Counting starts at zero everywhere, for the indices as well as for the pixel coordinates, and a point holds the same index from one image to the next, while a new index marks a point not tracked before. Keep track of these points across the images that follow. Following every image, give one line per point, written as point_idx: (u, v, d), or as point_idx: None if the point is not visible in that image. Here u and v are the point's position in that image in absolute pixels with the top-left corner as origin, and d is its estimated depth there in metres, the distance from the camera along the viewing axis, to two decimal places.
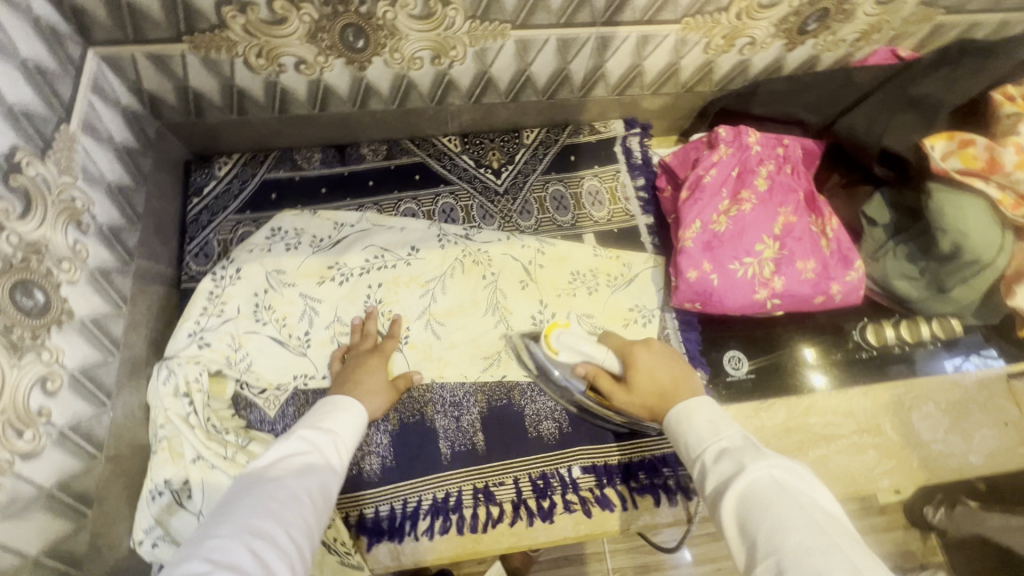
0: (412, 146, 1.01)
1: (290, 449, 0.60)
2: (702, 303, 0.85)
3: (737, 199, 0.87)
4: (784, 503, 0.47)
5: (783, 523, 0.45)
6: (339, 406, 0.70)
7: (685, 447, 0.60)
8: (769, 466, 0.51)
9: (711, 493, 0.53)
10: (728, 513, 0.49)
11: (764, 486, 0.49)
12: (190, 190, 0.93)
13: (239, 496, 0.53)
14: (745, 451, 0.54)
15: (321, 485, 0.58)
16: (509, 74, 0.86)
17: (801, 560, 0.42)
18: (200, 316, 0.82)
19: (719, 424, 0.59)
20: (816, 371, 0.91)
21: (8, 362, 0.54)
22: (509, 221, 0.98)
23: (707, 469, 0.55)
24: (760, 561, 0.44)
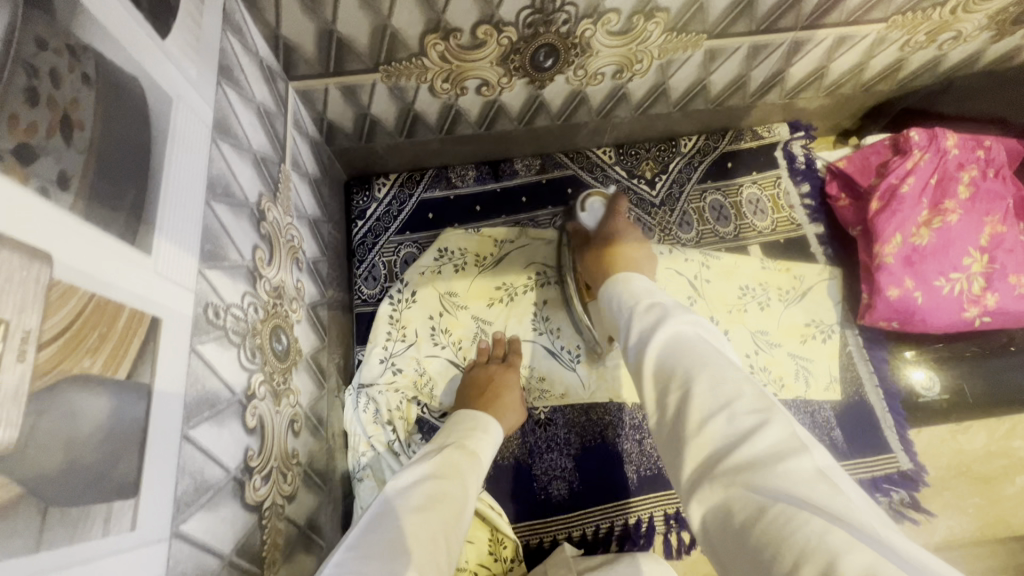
0: (564, 158, 0.98)
1: (430, 474, 0.58)
2: (899, 322, 0.80)
3: (939, 209, 0.80)
4: (708, 350, 0.50)
5: (698, 364, 0.48)
6: (479, 426, 0.68)
7: (614, 313, 0.63)
8: (686, 317, 0.55)
9: (635, 341, 0.56)
10: (647, 360, 0.52)
11: (682, 334, 0.53)
12: (354, 212, 0.93)
13: (380, 530, 0.51)
14: (669, 310, 0.57)
15: (452, 521, 0.54)
16: (685, 83, 0.82)
17: (712, 386, 0.46)
18: (385, 342, 0.82)
19: (644, 289, 0.63)
20: (915, 367, 0.86)
21: (274, 408, 0.55)
22: (668, 233, 0.95)
23: (631, 321, 0.58)
24: (672, 390, 0.48)
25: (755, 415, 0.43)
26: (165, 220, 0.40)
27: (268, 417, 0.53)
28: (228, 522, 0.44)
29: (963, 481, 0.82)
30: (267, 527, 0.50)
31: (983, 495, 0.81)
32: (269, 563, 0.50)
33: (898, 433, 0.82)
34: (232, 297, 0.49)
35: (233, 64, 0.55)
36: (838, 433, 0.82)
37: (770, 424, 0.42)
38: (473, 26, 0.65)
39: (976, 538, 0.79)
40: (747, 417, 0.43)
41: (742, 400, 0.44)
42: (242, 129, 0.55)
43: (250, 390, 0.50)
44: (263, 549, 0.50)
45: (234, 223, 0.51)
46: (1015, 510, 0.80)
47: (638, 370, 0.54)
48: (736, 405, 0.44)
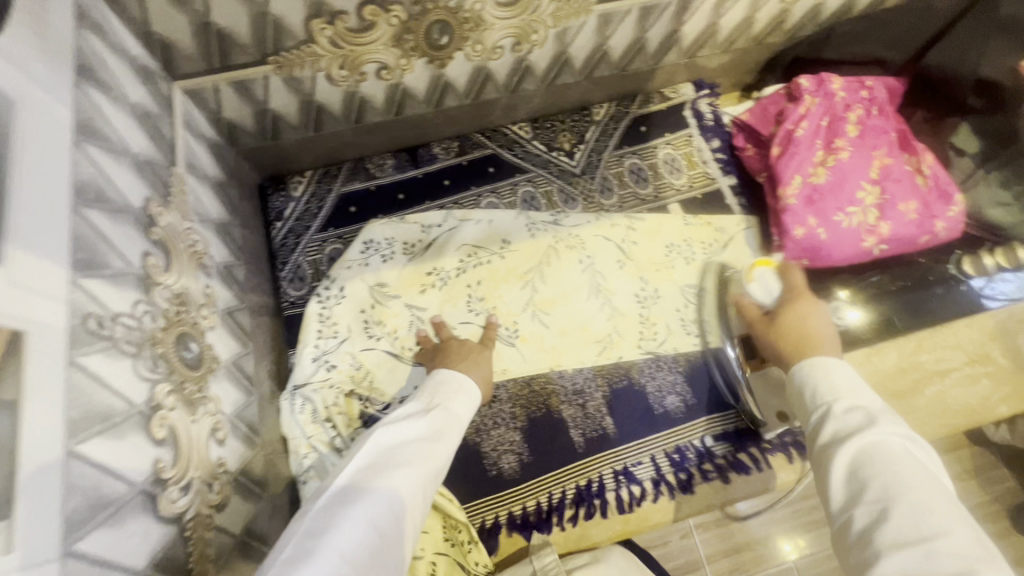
0: (483, 138, 0.98)
1: (419, 432, 0.59)
2: (809, 259, 0.85)
3: (832, 148, 0.85)
4: (906, 468, 0.47)
5: (898, 481, 0.46)
6: (462, 390, 0.69)
7: (800, 394, 0.60)
8: (901, 430, 0.51)
9: (825, 438, 0.53)
10: (838, 457, 0.50)
11: (885, 444, 0.49)
12: (271, 214, 0.90)
13: (368, 473, 0.52)
14: (875, 411, 0.53)
15: (435, 477, 0.57)
16: (586, 51, 0.83)
17: (913, 515, 0.43)
18: (316, 340, 0.80)
19: (845, 376, 0.58)
20: (851, 308, 0.93)
21: (189, 418, 0.52)
22: (591, 201, 0.97)
23: (827, 416, 0.55)
24: (862, 506, 0.46)
25: (961, 559, 0.40)
26: (18, 229, 0.37)
27: (182, 426, 0.51)
28: (139, 536, 0.42)
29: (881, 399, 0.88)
30: (191, 539, 0.49)
31: (899, 409, 0.87)
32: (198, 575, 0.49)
33: None
34: (121, 306, 0.46)
35: (97, 63, 0.52)
36: None
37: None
38: (358, 7, 0.64)
39: None
40: (952, 559, 0.40)
41: (946, 538, 0.41)
42: (116, 131, 0.52)
43: (155, 400, 0.48)
44: (189, 561, 0.48)
45: (114, 230, 0.48)
46: (927, 419, 0.87)
47: (822, 465, 0.52)
48: (938, 541, 0.41)
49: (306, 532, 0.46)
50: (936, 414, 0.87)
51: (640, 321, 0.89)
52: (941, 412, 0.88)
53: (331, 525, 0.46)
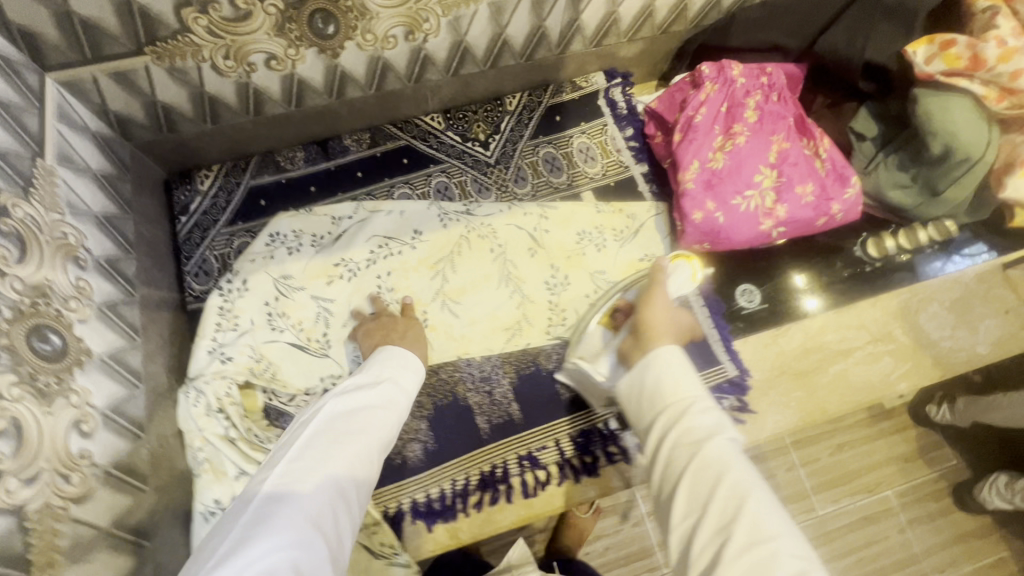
0: (395, 129, 0.98)
1: (371, 405, 0.64)
2: (710, 243, 0.86)
3: (730, 134, 0.87)
4: (742, 470, 0.52)
5: (743, 487, 0.50)
6: (406, 364, 0.73)
7: (643, 394, 0.62)
8: (732, 429, 0.56)
9: (675, 439, 0.56)
10: (686, 471, 0.53)
11: (725, 456, 0.53)
12: (176, 208, 0.89)
13: (325, 440, 0.58)
14: (714, 416, 0.57)
15: (384, 446, 0.62)
16: (484, 40, 0.84)
17: (757, 519, 0.48)
18: (214, 333, 0.80)
19: (680, 373, 0.61)
20: (810, 295, 0.95)
21: (41, 410, 0.52)
22: (505, 190, 0.98)
23: (677, 415, 0.58)
24: (714, 510, 0.50)
25: (798, 562, 0.46)
26: None
27: (29, 418, 0.50)
28: None
29: (786, 379, 0.91)
30: (34, 530, 0.48)
31: (802, 388, 0.89)
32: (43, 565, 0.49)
33: (724, 344, 0.89)
34: None
35: None
36: None
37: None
38: None
39: (801, 426, 0.88)
40: (794, 562, 0.46)
41: (784, 539, 0.47)
42: None
43: None
44: (31, 552, 0.48)
45: None
46: (829, 397, 0.89)
47: (672, 465, 0.55)
48: (778, 545, 0.47)
49: (267, 497, 0.51)
50: (838, 392, 0.90)
51: (549, 308, 0.90)
52: (843, 389, 0.91)
53: (291, 492, 0.51)
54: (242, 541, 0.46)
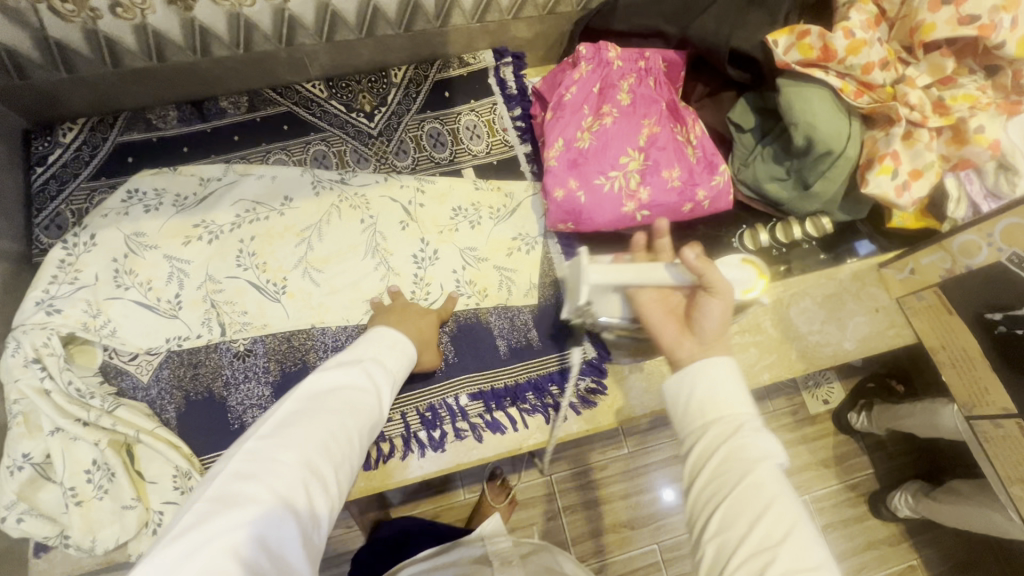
0: (276, 95, 0.96)
1: (349, 382, 0.60)
2: (574, 223, 0.86)
3: (599, 115, 0.87)
4: (784, 500, 0.51)
5: (790, 518, 0.50)
6: (391, 344, 0.69)
7: (686, 401, 0.60)
8: (780, 461, 0.54)
9: (719, 459, 0.54)
10: (736, 486, 0.52)
11: (773, 481, 0.52)
12: (33, 159, 0.87)
13: (298, 416, 0.54)
14: (764, 436, 0.55)
15: (369, 429, 0.59)
16: (353, 5, 0.83)
17: (800, 551, 0.48)
18: (49, 284, 0.78)
19: (729, 390, 0.59)
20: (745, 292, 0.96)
21: None
22: (385, 162, 0.96)
23: (728, 438, 0.56)
24: (755, 540, 0.49)
25: None
26: None
27: None
28: None
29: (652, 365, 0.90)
30: None
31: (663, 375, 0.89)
32: None
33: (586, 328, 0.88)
34: None
35: None
36: (533, 334, 0.88)
37: None
38: None
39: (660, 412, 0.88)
40: None
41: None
42: None
43: None
44: None
45: None
46: None
47: (715, 485, 0.54)
48: None
49: (236, 470, 0.48)
50: None
51: (414, 281, 0.89)
52: None
53: (264, 468, 0.48)
54: (205, 517, 0.44)
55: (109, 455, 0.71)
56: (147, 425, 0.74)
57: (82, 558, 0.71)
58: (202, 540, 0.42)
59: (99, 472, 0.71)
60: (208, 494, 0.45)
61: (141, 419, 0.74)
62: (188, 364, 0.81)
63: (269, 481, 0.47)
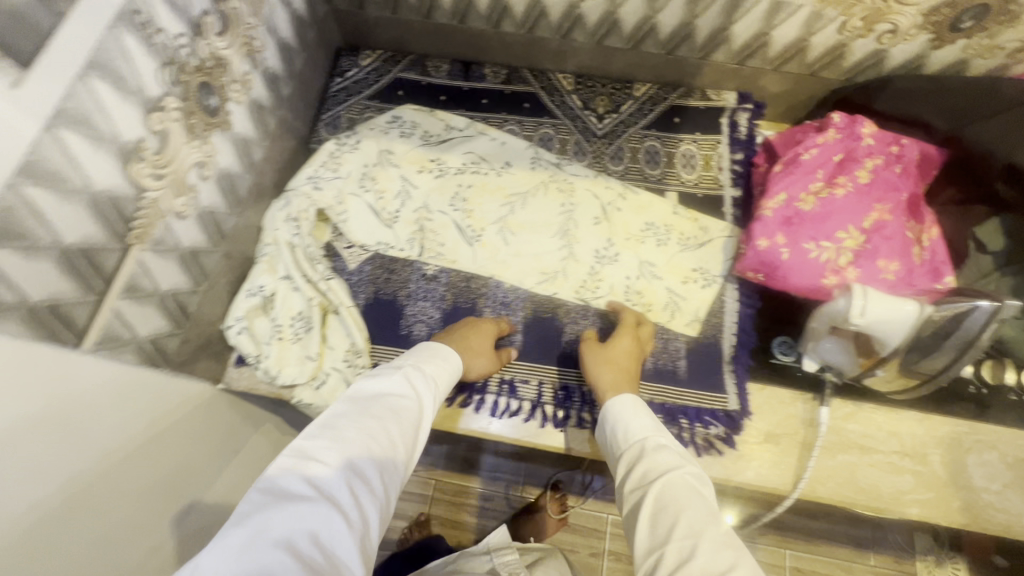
0: (529, 76, 1.08)
1: (391, 387, 0.63)
2: (765, 275, 0.85)
3: (832, 183, 0.85)
4: (691, 508, 0.55)
5: (701, 525, 0.53)
6: (437, 355, 0.73)
7: (610, 441, 0.69)
8: (695, 471, 0.60)
9: (636, 477, 0.61)
10: (647, 506, 0.57)
11: (682, 488, 0.57)
12: (337, 70, 1.08)
13: (339, 417, 0.57)
14: (672, 454, 0.63)
15: (412, 430, 0.61)
16: (633, 18, 0.92)
17: (714, 550, 0.51)
18: (318, 167, 0.95)
19: (637, 419, 0.68)
20: (922, 415, 0.86)
21: (184, 139, 0.69)
22: (599, 162, 1.03)
23: (640, 456, 0.63)
24: (673, 545, 0.53)
25: None
26: None
27: (175, 138, 0.67)
28: (107, 171, 0.58)
29: (790, 442, 0.86)
30: (144, 210, 0.64)
31: (799, 457, 0.84)
32: (137, 236, 0.64)
33: (736, 379, 0.87)
34: (169, 28, 0.63)
35: None
36: (681, 363, 0.88)
37: None
38: None
39: (783, 492, 0.83)
40: None
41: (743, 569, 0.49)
42: None
43: (161, 103, 0.64)
44: (135, 222, 0.63)
45: None
46: (824, 479, 0.83)
47: (632, 508, 0.59)
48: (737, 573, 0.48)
49: (284, 467, 0.51)
50: (837, 481, 0.83)
51: (589, 272, 0.94)
52: (844, 482, 0.84)
53: (307, 463, 0.52)
54: (259, 507, 0.47)
55: (314, 312, 0.87)
56: (346, 300, 0.89)
57: (263, 384, 0.86)
58: (257, 529, 0.46)
59: (302, 324, 0.86)
60: (262, 488, 0.49)
61: (344, 293, 0.89)
62: (387, 268, 0.94)
63: (314, 475, 0.51)
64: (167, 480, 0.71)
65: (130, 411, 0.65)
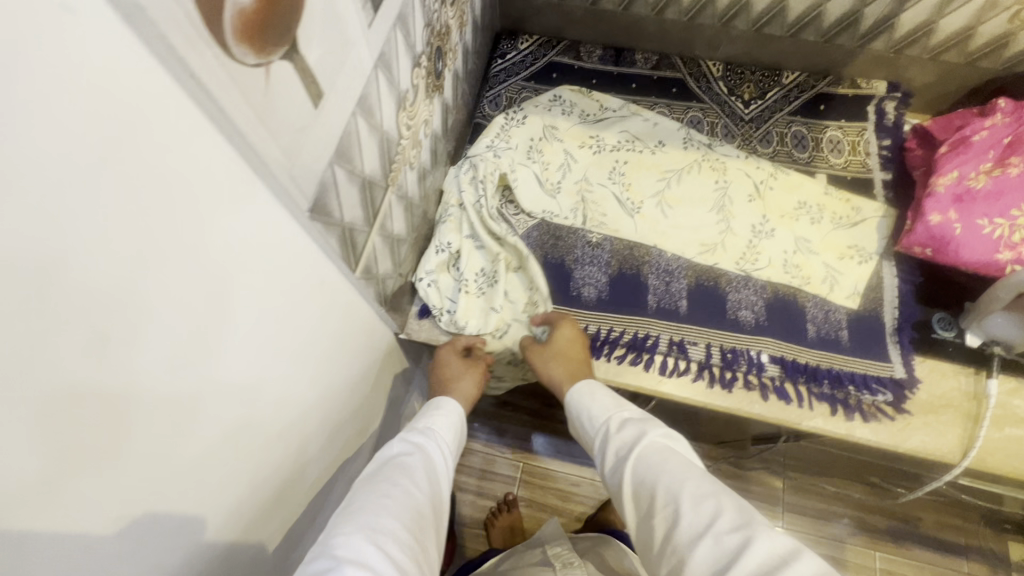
0: (678, 63, 1.14)
1: (393, 453, 0.67)
2: (933, 250, 0.88)
3: (1004, 163, 0.87)
4: (659, 471, 0.60)
5: (676, 480, 0.58)
6: (437, 407, 0.78)
7: (582, 430, 0.75)
8: (663, 437, 0.65)
9: (613, 459, 0.67)
10: (626, 482, 0.63)
11: (655, 453, 0.63)
12: (497, 53, 1.16)
13: (352, 498, 0.59)
14: (637, 427, 0.67)
15: (421, 485, 0.64)
16: (802, 6, 0.99)
17: (693, 504, 0.56)
18: (494, 138, 1.02)
19: (597, 402, 0.74)
20: None
21: (423, 96, 0.76)
22: (747, 144, 1.08)
23: (610, 437, 0.69)
24: (660, 512, 0.58)
25: (742, 531, 0.51)
26: None
27: (420, 93, 0.74)
28: (388, 114, 0.64)
29: (954, 413, 0.87)
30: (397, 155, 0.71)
31: (967, 427, 0.86)
32: (392, 178, 0.71)
33: (901, 351, 0.90)
34: None
35: None
36: (844, 332, 0.92)
37: (751, 540, 0.50)
38: None
39: (953, 460, 0.84)
40: (732, 536, 0.51)
41: (726, 515, 0.53)
42: None
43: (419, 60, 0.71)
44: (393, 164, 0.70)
45: None
46: (995, 450, 0.84)
47: (618, 490, 0.65)
48: (718, 525, 0.53)
49: (313, 552, 0.51)
50: (1008, 453, 0.84)
51: (747, 245, 0.98)
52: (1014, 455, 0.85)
53: (332, 539, 0.52)
54: None
55: (499, 267, 0.93)
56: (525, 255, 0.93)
57: (442, 337, 0.92)
58: None
59: (486, 279, 0.94)
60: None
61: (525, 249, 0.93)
62: (553, 234, 1.00)
63: (337, 549, 0.51)
64: (331, 459, 0.77)
65: (325, 402, 0.68)
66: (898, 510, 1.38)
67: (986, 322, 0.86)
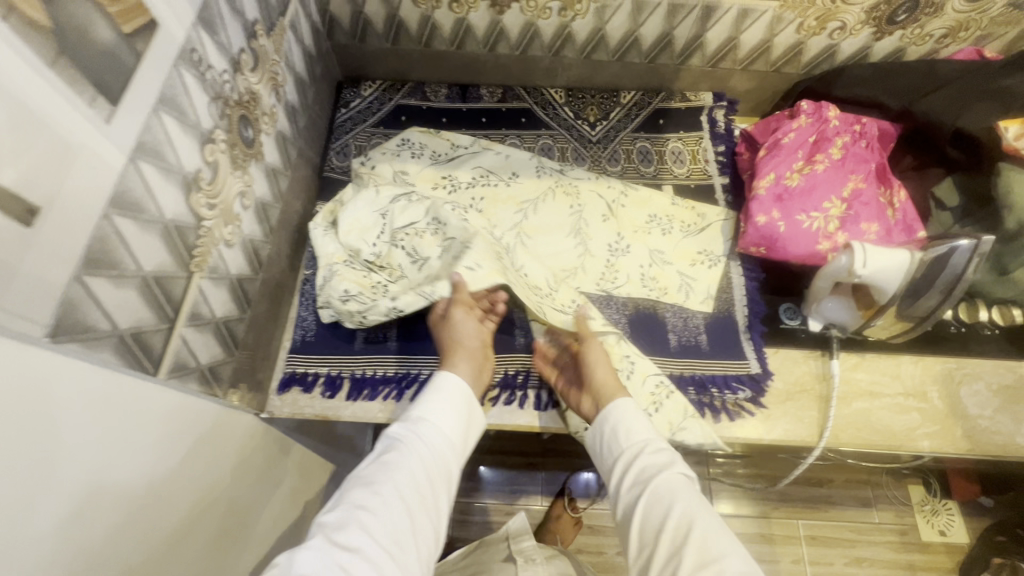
0: (523, 93, 1.16)
1: (387, 449, 0.71)
2: (767, 248, 0.93)
3: (811, 161, 0.96)
4: (683, 503, 0.66)
5: (692, 513, 0.64)
6: (435, 388, 0.79)
7: (603, 441, 0.79)
8: (686, 468, 0.71)
9: (633, 473, 0.72)
10: (642, 500, 0.68)
11: (675, 481, 0.68)
12: (341, 101, 1.13)
13: (342, 498, 0.64)
14: (664, 453, 0.74)
15: (403, 494, 0.66)
16: (620, 32, 1.04)
17: (707, 539, 0.61)
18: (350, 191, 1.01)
19: (630, 422, 0.78)
20: (919, 357, 0.96)
21: (231, 169, 0.72)
22: (598, 165, 1.11)
23: (636, 455, 0.74)
24: (672, 533, 0.64)
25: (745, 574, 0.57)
26: None
27: (223, 168, 0.70)
28: (173, 200, 0.60)
29: (807, 397, 0.93)
30: (201, 238, 0.66)
31: (820, 409, 0.92)
32: (198, 263, 0.66)
33: (754, 346, 0.95)
34: (218, 65, 0.67)
35: None
36: (703, 337, 0.95)
37: None
38: None
39: (811, 442, 0.90)
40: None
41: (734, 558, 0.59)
42: None
43: (212, 135, 0.67)
44: (197, 248, 0.66)
45: (230, 19, 0.69)
46: (844, 427, 0.90)
47: (626, 512, 0.70)
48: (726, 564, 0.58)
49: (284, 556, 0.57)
50: (856, 426, 0.91)
51: (605, 265, 1.01)
52: (862, 426, 0.92)
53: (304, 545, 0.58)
54: None
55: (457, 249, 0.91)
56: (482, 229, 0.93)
57: (308, 407, 0.90)
58: None
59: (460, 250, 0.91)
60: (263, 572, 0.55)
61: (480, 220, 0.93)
62: None
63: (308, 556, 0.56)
64: (216, 528, 0.70)
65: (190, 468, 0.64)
66: (810, 478, 1.46)
67: (822, 308, 0.92)
